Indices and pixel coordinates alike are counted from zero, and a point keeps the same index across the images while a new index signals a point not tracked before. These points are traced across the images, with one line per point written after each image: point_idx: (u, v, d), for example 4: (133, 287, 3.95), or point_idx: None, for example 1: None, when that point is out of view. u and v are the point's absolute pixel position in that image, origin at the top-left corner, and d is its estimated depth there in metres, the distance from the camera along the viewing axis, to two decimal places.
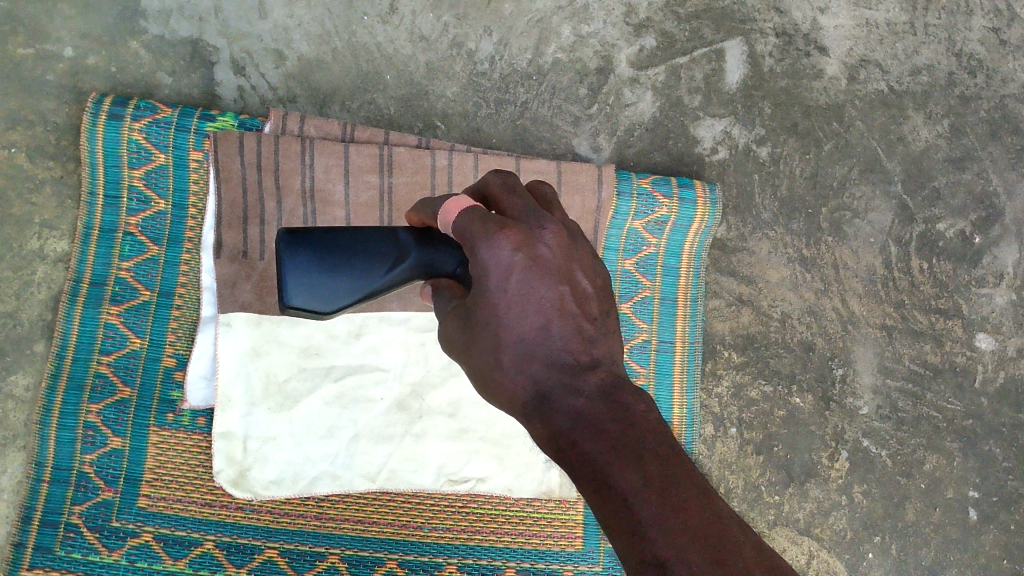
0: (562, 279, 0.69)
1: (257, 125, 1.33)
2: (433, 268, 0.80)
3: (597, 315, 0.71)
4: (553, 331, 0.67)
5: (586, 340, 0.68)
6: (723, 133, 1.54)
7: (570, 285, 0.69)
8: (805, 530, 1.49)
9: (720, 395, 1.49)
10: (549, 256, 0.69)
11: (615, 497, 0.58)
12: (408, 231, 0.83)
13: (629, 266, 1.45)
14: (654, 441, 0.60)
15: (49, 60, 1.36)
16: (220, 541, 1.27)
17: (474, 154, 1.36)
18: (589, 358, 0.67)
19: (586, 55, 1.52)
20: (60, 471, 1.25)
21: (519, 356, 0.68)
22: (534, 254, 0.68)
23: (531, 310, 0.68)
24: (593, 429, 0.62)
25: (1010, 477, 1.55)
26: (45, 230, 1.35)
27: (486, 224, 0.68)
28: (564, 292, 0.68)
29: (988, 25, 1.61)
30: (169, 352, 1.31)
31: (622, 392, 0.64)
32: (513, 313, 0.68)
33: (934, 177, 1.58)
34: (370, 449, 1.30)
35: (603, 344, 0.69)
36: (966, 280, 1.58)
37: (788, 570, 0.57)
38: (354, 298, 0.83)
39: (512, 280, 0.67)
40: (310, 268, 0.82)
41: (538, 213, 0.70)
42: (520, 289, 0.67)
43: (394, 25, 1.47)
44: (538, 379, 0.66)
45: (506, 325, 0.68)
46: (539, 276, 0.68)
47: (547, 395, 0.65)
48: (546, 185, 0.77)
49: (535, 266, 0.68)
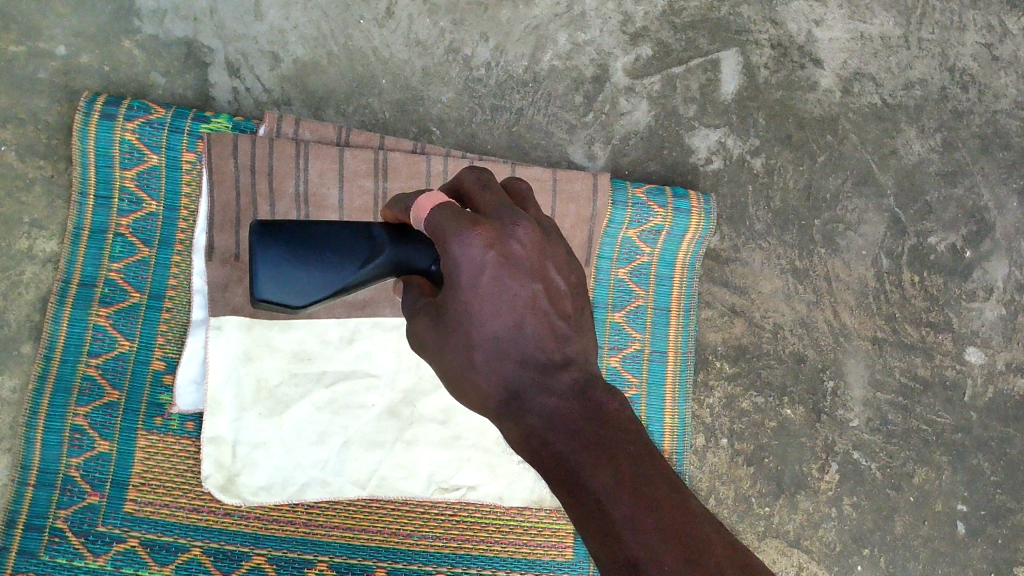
0: (535, 276, 0.67)
1: (252, 128, 1.32)
2: (406, 264, 0.79)
3: (571, 313, 0.70)
4: (526, 329, 0.67)
5: (559, 338, 0.68)
6: (717, 143, 1.54)
7: (543, 283, 0.67)
8: (794, 542, 1.50)
9: (712, 405, 1.50)
10: (523, 253, 0.66)
11: (587, 497, 0.58)
12: (383, 228, 0.81)
13: (623, 275, 1.45)
14: (626, 441, 0.61)
15: (41, 58, 1.35)
16: (207, 548, 1.26)
17: (470, 160, 1.35)
18: (562, 356, 0.67)
19: (582, 63, 1.52)
20: (45, 474, 1.24)
21: (492, 356, 0.67)
22: (507, 252, 0.65)
23: (503, 309, 0.66)
24: (566, 429, 0.62)
25: (998, 491, 1.56)
26: (35, 229, 1.34)
27: (458, 219, 0.64)
28: (537, 291, 0.67)
29: (981, 41, 1.62)
30: (158, 355, 1.29)
31: (596, 391, 0.65)
32: (485, 311, 0.66)
33: (926, 191, 1.59)
34: (361, 456, 1.30)
35: (575, 341, 0.69)
36: (957, 294, 1.58)
37: (760, 566, 0.58)
38: (325, 292, 0.80)
39: (483, 278, 0.64)
40: (282, 262, 0.80)
41: (512, 208, 0.67)
42: (492, 287, 0.65)
43: (391, 29, 1.46)
44: (510, 378, 0.66)
45: (477, 322, 0.66)
46: (511, 274, 0.65)
47: (519, 394, 0.66)
48: (521, 181, 0.75)
49: (508, 264, 0.65)
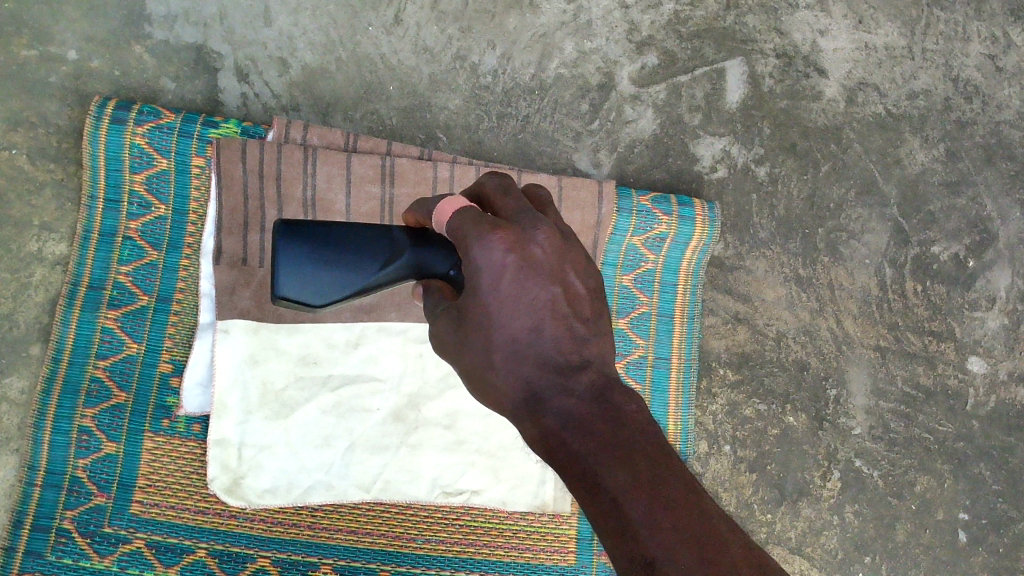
0: (555, 280, 0.68)
1: (260, 133, 1.33)
2: (425, 268, 0.79)
3: (589, 316, 0.70)
4: (545, 332, 0.67)
5: (577, 341, 0.68)
6: (721, 151, 1.55)
7: (562, 287, 0.69)
8: (797, 549, 1.50)
9: (715, 412, 1.50)
10: (542, 257, 0.67)
11: (604, 496, 0.58)
12: (403, 231, 0.82)
13: (627, 282, 1.45)
14: (644, 441, 0.61)
15: (52, 62, 1.36)
16: (212, 550, 1.26)
17: (476, 167, 1.37)
18: (580, 357, 0.67)
19: (589, 71, 1.53)
20: (52, 475, 1.25)
21: (511, 357, 0.67)
22: (527, 255, 0.66)
23: (524, 310, 0.67)
24: (584, 429, 0.62)
25: (999, 500, 1.56)
26: (44, 232, 1.35)
27: (480, 223, 0.66)
28: (557, 294, 0.68)
29: (985, 52, 1.63)
30: (166, 357, 1.30)
31: (614, 394, 0.65)
32: (506, 313, 0.67)
33: (929, 200, 1.59)
34: (366, 459, 1.30)
35: (593, 345, 0.69)
36: (960, 303, 1.59)
37: (775, 569, 0.58)
38: (346, 293, 0.79)
39: (504, 280, 0.66)
40: (305, 260, 0.78)
41: (532, 214, 0.68)
42: (512, 289, 0.66)
43: (399, 36, 1.48)
44: (529, 378, 0.66)
45: (498, 322, 0.67)
46: (531, 277, 0.67)
47: (537, 395, 0.66)
48: (540, 187, 0.75)
49: (527, 267, 0.66)
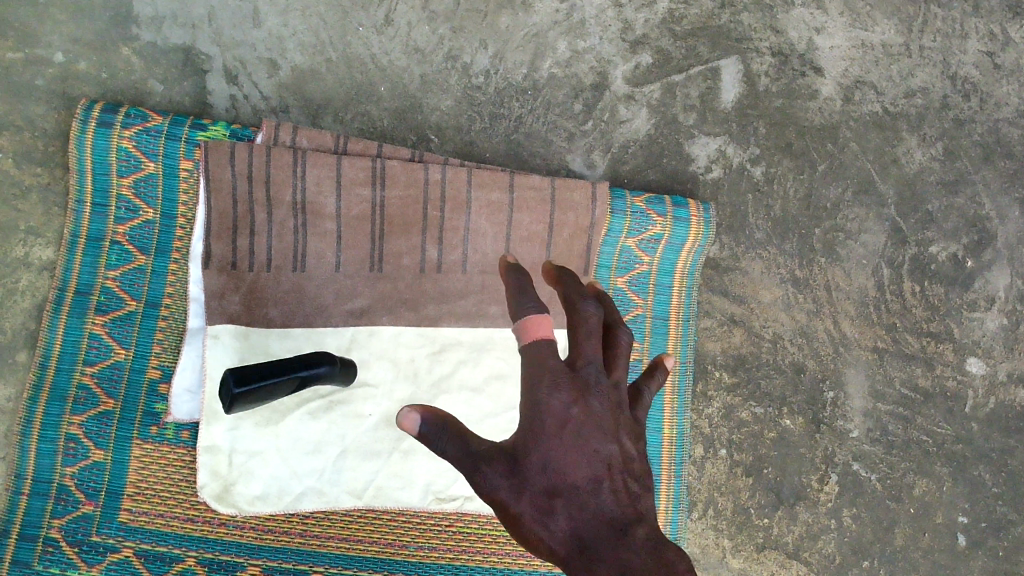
0: (612, 437, 0.67)
1: (249, 135, 1.31)
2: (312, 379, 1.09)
3: (642, 477, 0.68)
4: (602, 486, 0.64)
5: (632, 496, 0.65)
6: (717, 151, 1.53)
7: (619, 446, 0.67)
8: (794, 554, 1.49)
9: (711, 416, 1.49)
10: (603, 412, 0.68)
11: None
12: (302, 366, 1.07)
13: (621, 284, 1.44)
14: None
15: (38, 65, 1.35)
16: (201, 558, 1.25)
17: (468, 168, 1.35)
18: (636, 510, 0.64)
19: (582, 70, 1.51)
20: (39, 483, 1.23)
21: (568, 504, 0.63)
22: (587, 407, 0.68)
23: (583, 459, 0.65)
24: None
25: (999, 503, 1.54)
26: (31, 237, 1.33)
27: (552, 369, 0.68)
28: (614, 450, 0.67)
29: (983, 49, 1.61)
30: (155, 363, 1.29)
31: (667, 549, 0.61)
32: (563, 458, 0.65)
33: (927, 200, 1.58)
34: (357, 465, 1.29)
35: (646, 501, 0.66)
36: (958, 304, 1.57)
37: None
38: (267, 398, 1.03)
39: (566, 427, 0.66)
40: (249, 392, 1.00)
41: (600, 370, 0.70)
42: (572, 436, 0.66)
43: (389, 36, 1.46)
44: (583, 530, 0.62)
45: (559, 469, 0.65)
46: (589, 430, 0.67)
47: (590, 551, 0.61)
48: (622, 333, 0.76)
49: (589, 420, 0.67)
